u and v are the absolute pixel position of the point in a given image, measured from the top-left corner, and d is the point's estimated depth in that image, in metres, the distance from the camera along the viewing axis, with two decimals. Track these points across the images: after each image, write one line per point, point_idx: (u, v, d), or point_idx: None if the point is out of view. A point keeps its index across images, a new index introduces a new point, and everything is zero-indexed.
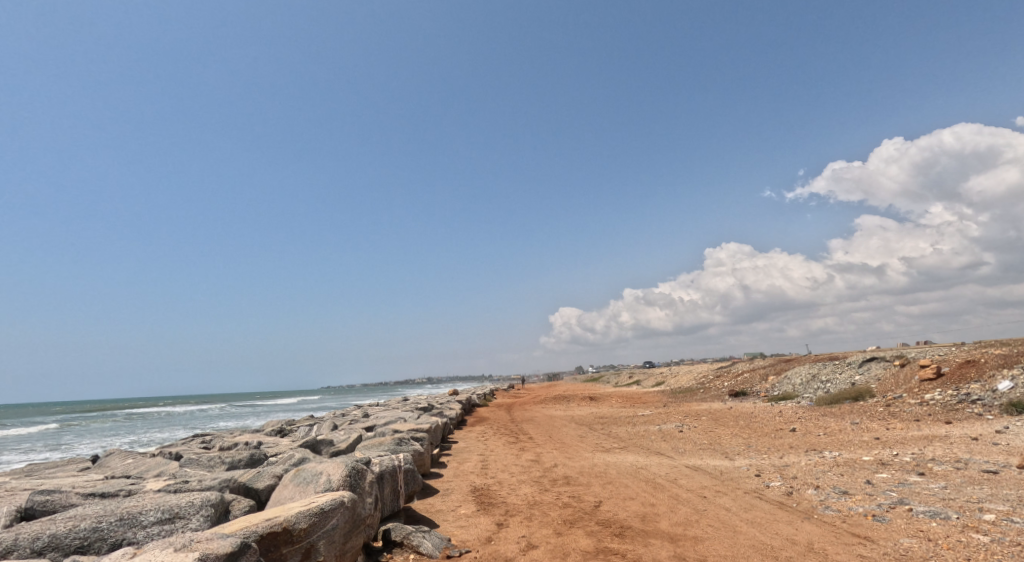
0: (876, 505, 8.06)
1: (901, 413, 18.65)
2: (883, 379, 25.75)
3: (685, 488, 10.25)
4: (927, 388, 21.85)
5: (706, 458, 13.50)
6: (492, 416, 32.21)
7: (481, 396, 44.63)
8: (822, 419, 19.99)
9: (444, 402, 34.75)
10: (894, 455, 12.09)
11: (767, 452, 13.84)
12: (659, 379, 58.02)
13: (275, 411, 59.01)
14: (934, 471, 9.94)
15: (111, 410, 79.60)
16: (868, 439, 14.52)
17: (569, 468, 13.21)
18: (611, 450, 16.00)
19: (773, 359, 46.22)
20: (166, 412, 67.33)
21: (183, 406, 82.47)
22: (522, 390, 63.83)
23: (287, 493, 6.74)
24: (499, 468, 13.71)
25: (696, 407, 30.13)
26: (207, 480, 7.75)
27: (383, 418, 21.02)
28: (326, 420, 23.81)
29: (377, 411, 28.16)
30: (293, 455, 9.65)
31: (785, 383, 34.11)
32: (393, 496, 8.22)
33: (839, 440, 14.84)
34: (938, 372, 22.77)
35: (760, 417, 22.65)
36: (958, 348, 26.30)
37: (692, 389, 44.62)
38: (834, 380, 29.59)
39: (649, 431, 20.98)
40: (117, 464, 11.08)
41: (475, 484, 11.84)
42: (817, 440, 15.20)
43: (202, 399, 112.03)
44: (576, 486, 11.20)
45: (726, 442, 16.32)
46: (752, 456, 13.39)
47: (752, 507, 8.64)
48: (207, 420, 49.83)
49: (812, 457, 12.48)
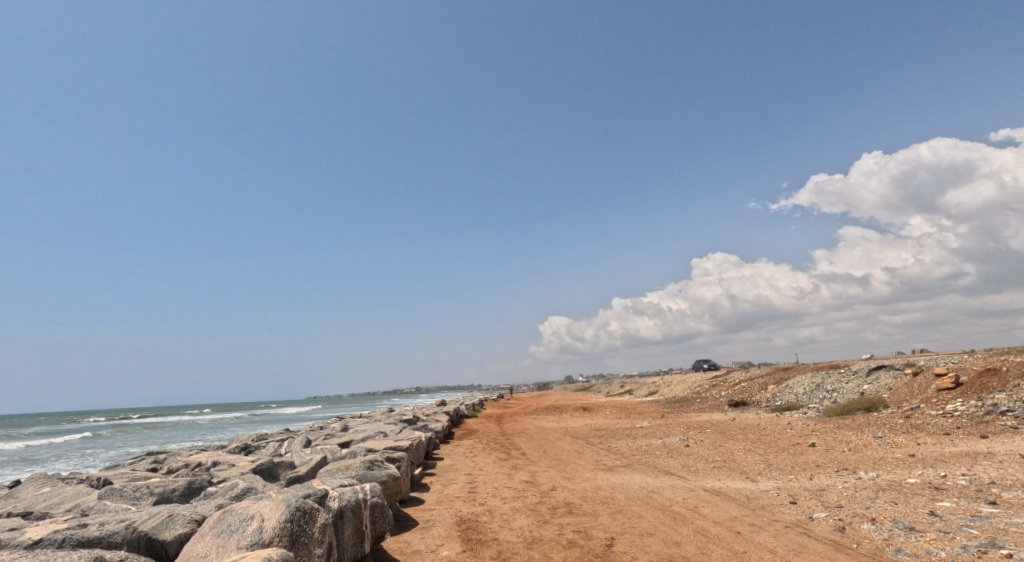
0: (961, 548, 6.57)
1: (926, 426, 17.17)
2: (895, 388, 24.39)
3: (712, 520, 8.59)
4: (948, 399, 20.44)
5: (724, 480, 11.86)
6: (481, 428, 30.31)
7: (470, 407, 42.71)
8: (839, 431, 18.51)
9: (431, 413, 33.04)
10: (943, 477, 10.53)
11: (793, 472, 12.22)
12: (653, 388, 56.25)
13: (251, 422, 56.43)
14: (1006, 500, 8.38)
15: (81, 421, 76.55)
16: (904, 457, 12.95)
17: (570, 492, 11.49)
18: (614, 469, 14.29)
19: (771, 367, 44.75)
20: (139, 423, 64.39)
21: (157, 418, 79.43)
22: (512, 399, 61.73)
23: (202, 548, 5.02)
24: (489, 492, 11.94)
25: (698, 419, 28.52)
26: (110, 523, 6.01)
27: (361, 433, 19.12)
28: (300, 434, 21.87)
29: (357, 424, 26.18)
30: (238, 484, 7.90)
31: (788, 392, 32.73)
32: (355, 540, 6.48)
33: (870, 458, 13.25)
34: (957, 381, 21.39)
35: (771, 430, 21.09)
36: (973, 356, 24.95)
37: (688, 399, 42.94)
38: (841, 389, 28.16)
39: (653, 445, 19.33)
40: (28, 495, 9.20)
41: (462, 514, 10.09)
42: (845, 457, 13.60)
43: (181, 410, 108.69)
44: (581, 516, 9.49)
45: (741, 459, 14.68)
46: (777, 477, 11.76)
47: (803, 550, 6.98)
48: (179, 432, 47.25)
49: (851, 480, 10.87)
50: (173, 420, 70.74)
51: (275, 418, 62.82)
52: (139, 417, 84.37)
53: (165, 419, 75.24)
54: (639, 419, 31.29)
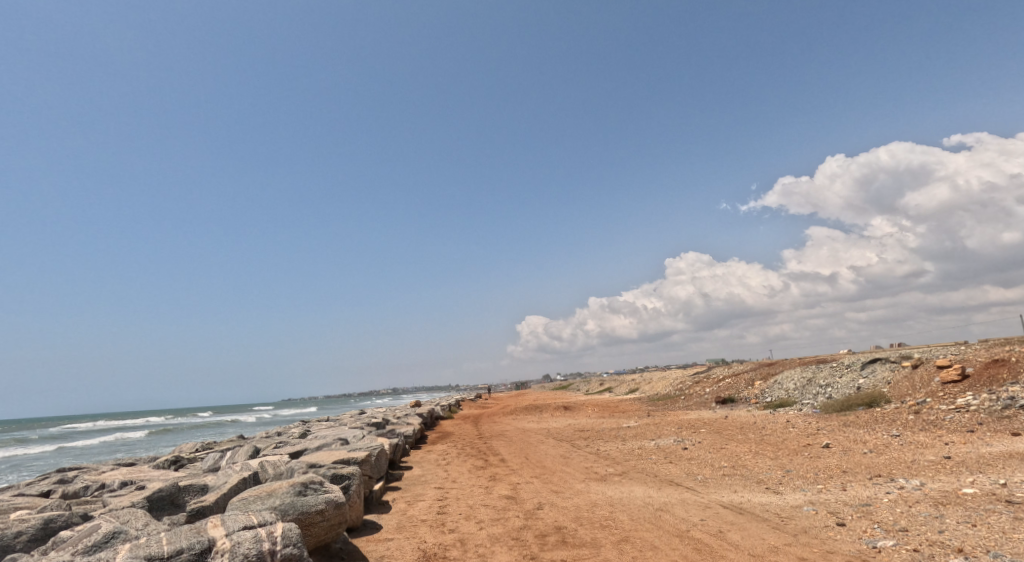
0: None
1: (945, 422, 15.61)
2: (895, 382, 22.99)
3: (748, 553, 6.68)
4: (956, 392, 18.99)
5: (744, 493, 9.96)
6: (456, 430, 28.02)
7: (447, 408, 40.54)
8: (848, 429, 16.95)
9: (403, 415, 30.94)
10: (1004, 486, 8.79)
11: (819, 481, 10.38)
12: (633, 386, 54.58)
13: (207, 428, 52.51)
14: None
15: (20, 430, 70.90)
16: (939, 460, 11.22)
17: (560, 512, 9.46)
18: (609, 479, 12.36)
19: (756, 362, 43.20)
20: (85, 432, 59.69)
21: (109, 425, 74.63)
22: (489, 399, 59.11)
23: None
24: (462, 513, 9.84)
25: (686, 417, 26.71)
26: None
27: (319, 440, 16.86)
28: (251, 442, 19.43)
29: (319, 429, 23.81)
30: (101, 526, 5.72)
31: (776, 388, 31.32)
32: None
33: (899, 461, 11.50)
34: (963, 373, 19.99)
35: (770, 429, 19.38)
36: (970, 347, 23.78)
37: (672, 397, 41.13)
38: (835, 384, 26.76)
39: (646, 449, 17.43)
40: None
41: (426, 547, 7.98)
42: (871, 461, 11.82)
43: (137, 416, 103.10)
44: (577, 549, 7.49)
45: (750, 464, 12.87)
46: (804, 488, 9.94)
47: None
48: (124, 442, 43.30)
49: (893, 491, 9.08)
50: (126, 426, 66.19)
51: (241, 422, 59.74)
52: (89, 425, 79.19)
53: (115, 426, 70.31)
54: (625, 419, 29.51)
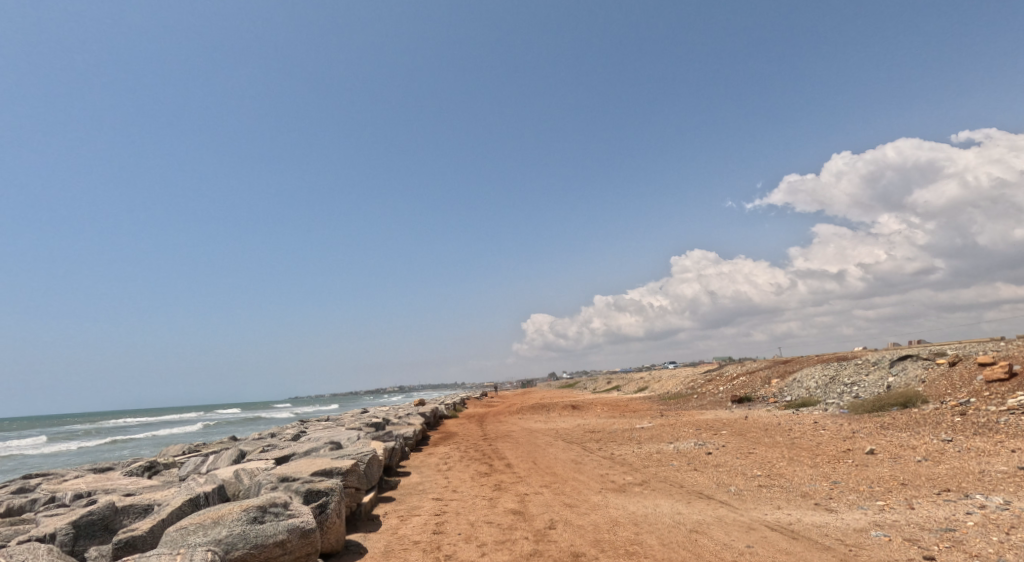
0: None
1: (1002, 426, 14.00)
2: (930, 380, 21.40)
3: None
4: (1004, 392, 17.38)
5: (791, 510, 8.51)
6: (460, 430, 26.64)
7: (452, 407, 39.24)
8: (889, 432, 15.45)
9: (405, 414, 29.52)
10: None
11: (876, 496, 8.91)
12: (643, 384, 52.98)
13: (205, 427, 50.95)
14: None
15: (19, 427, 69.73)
16: (1013, 471, 9.68)
17: (575, 534, 8.01)
18: (629, 489, 10.91)
19: (771, 359, 41.54)
20: (82, 431, 58.28)
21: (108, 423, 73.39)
22: (494, 398, 57.40)
23: None
24: (461, 534, 8.42)
25: (705, 418, 25.21)
26: None
27: (308, 443, 15.43)
28: (240, 444, 18.07)
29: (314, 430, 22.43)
30: None
31: (797, 387, 29.80)
32: None
33: (965, 473, 9.96)
34: (1010, 370, 18.35)
35: (799, 431, 17.85)
36: (1012, 343, 22.09)
37: (685, 395, 39.62)
38: (862, 383, 25.17)
39: (666, 453, 15.97)
40: None
41: None
42: (931, 471, 10.31)
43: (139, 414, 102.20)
44: None
45: (788, 473, 11.39)
46: (862, 504, 8.48)
47: None
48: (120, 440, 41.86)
49: (974, 511, 7.60)
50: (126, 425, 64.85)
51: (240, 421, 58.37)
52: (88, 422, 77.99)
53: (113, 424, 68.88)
54: (637, 419, 27.97)
